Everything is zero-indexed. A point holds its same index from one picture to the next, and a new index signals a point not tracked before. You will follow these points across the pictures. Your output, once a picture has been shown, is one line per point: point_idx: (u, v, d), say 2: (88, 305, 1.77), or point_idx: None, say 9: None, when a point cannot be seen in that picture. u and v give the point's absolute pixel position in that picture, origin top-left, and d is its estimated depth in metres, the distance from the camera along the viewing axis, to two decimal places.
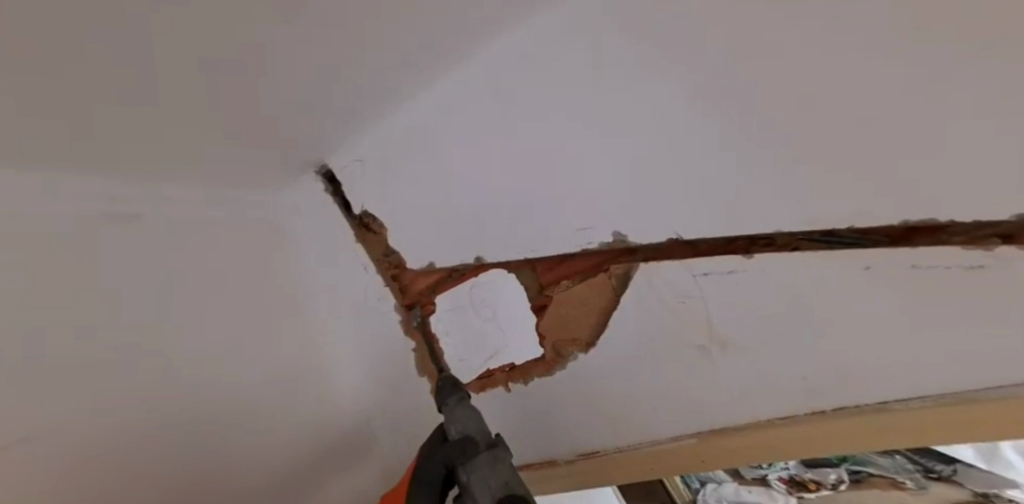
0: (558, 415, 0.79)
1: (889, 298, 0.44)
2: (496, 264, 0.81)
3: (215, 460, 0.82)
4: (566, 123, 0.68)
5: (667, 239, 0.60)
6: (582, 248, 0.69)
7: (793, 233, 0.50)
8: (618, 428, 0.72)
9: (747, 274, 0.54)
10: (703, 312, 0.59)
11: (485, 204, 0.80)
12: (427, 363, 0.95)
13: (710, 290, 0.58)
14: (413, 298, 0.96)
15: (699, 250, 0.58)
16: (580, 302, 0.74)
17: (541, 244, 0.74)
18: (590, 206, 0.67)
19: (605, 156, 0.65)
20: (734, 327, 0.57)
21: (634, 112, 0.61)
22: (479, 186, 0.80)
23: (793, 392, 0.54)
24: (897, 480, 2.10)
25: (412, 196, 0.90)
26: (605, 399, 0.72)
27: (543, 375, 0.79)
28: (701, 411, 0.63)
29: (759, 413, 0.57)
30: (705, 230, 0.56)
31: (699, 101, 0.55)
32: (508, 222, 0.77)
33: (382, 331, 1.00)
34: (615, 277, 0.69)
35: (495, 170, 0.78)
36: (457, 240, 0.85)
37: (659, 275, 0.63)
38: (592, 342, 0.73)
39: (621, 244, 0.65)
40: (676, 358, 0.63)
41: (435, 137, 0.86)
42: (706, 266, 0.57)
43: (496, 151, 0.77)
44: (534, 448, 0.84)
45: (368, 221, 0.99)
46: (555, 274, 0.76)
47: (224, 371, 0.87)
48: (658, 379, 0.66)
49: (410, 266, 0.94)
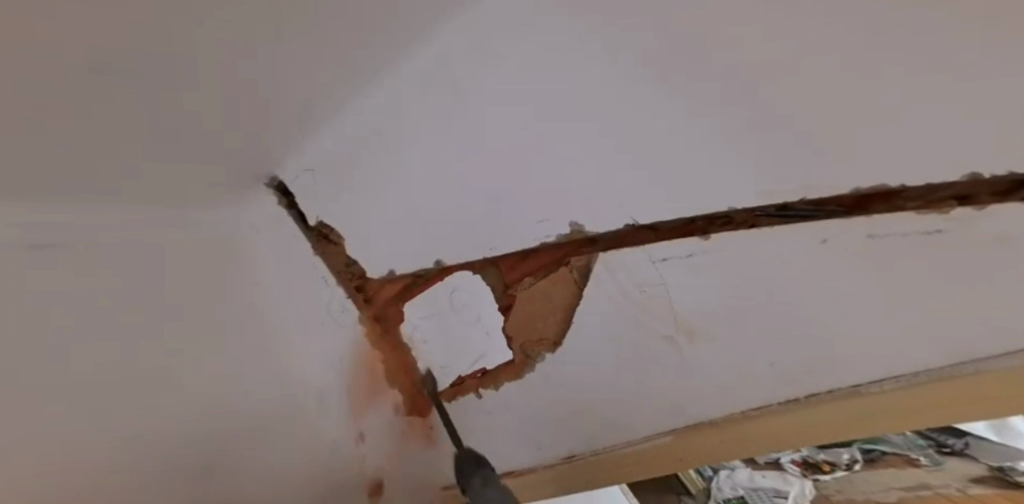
0: (531, 421, 0.76)
1: (849, 272, 0.41)
2: (459, 266, 0.78)
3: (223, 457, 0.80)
4: (523, 109, 0.64)
5: (624, 226, 0.57)
6: (538, 241, 0.66)
7: (751, 210, 0.46)
8: (595, 430, 0.69)
9: (707, 258, 0.51)
10: (667, 302, 0.56)
11: (444, 202, 0.76)
12: (398, 373, 0.94)
13: (670, 277, 0.55)
14: (381, 308, 0.93)
15: (654, 236, 0.55)
16: (546, 298, 0.70)
17: (499, 241, 0.71)
18: (547, 197, 0.64)
19: (565, 138, 0.60)
20: (702, 313, 0.53)
21: (596, 93, 0.56)
22: (438, 184, 0.76)
23: (764, 381, 0.51)
24: (912, 457, 2.07)
25: (373, 200, 0.85)
26: (579, 400, 0.69)
27: (514, 379, 0.76)
28: (675, 407, 0.59)
29: (733, 403, 0.54)
30: (661, 212, 0.53)
31: (655, 74, 0.50)
32: (471, 220, 0.74)
33: (350, 345, 0.95)
34: (576, 271, 0.65)
35: (459, 167, 0.73)
36: (418, 243, 0.81)
37: (618, 265, 0.59)
38: (559, 341, 0.69)
39: (579, 234, 0.62)
40: (650, 352, 0.59)
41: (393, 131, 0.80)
42: (665, 251, 0.54)
43: (456, 147, 0.72)
44: (513, 455, 0.81)
45: (326, 232, 0.93)
46: (518, 272, 0.73)
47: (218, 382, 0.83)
48: (633, 378, 0.62)
49: (371, 275, 0.91)
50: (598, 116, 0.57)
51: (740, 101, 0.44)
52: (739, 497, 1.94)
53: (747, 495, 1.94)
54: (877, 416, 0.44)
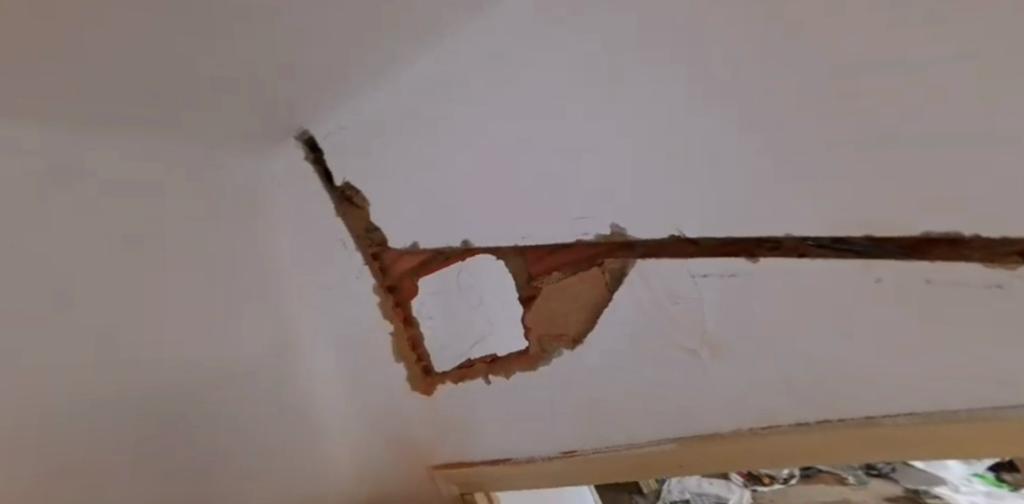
0: (531, 411, 0.77)
1: (899, 313, 0.41)
2: (484, 249, 0.76)
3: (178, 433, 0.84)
4: (572, 102, 0.64)
5: (670, 237, 0.57)
6: (578, 238, 0.65)
7: (801, 238, 0.46)
8: (600, 428, 0.69)
9: (751, 278, 0.51)
10: (700, 316, 0.57)
11: (477, 182, 0.75)
12: (405, 349, 0.91)
13: (707, 291, 0.55)
14: (394, 280, 0.91)
15: (697, 249, 0.55)
16: (571, 295, 0.69)
17: (533, 231, 0.70)
18: (588, 195, 0.63)
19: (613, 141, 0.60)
20: (733, 330, 0.54)
21: (643, 100, 0.57)
22: (472, 163, 0.75)
23: (781, 404, 0.52)
24: (841, 476, 2.18)
25: (402, 173, 0.85)
26: (588, 397, 0.70)
27: (525, 370, 0.76)
28: (687, 416, 0.61)
29: (741, 417, 0.56)
30: (711, 226, 0.52)
31: (713, 86, 0.51)
32: (503, 205, 0.73)
33: (359, 310, 0.97)
34: (609, 273, 0.65)
35: (493, 152, 0.73)
36: (444, 220, 0.81)
37: (653, 272, 0.60)
38: (579, 339, 0.69)
39: (620, 237, 0.61)
40: (670, 361, 0.60)
41: (429, 107, 0.80)
42: (706, 267, 0.54)
43: (491, 133, 0.72)
44: (507, 443, 0.81)
45: (353, 194, 0.94)
46: (546, 264, 0.72)
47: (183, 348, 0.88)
48: (646, 382, 0.63)
49: (393, 245, 0.89)
50: (648, 120, 0.57)
51: (798, 129, 0.44)
52: (687, 500, 2.03)
53: (694, 499, 2.03)
54: (896, 446, 0.44)
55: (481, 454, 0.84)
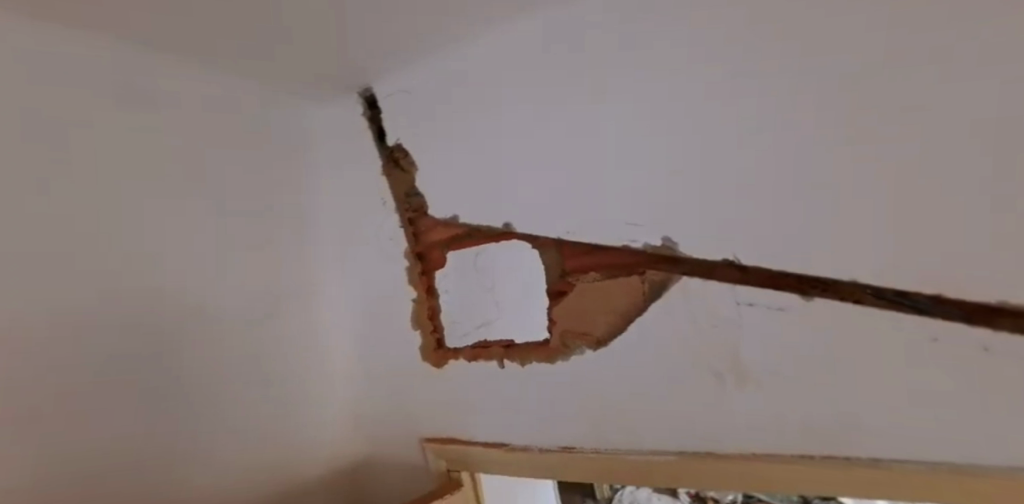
0: (541, 401, 0.76)
1: (946, 374, 0.41)
2: (523, 235, 0.77)
3: (160, 423, 0.74)
4: (649, 109, 0.64)
5: (722, 260, 0.56)
6: (624, 244, 0.65)
7: (861, 285, 0.46)
8: (605, 433, 0.69)
9: (800, 314, 0.50)
10: (734, 341, 0.56)
11: (534, 170, 0.75)
12: (423, 318, 0.91)
13: (748, 319, 0.54)
14: (424, 248, 0.91)
15: (747, 277, 0.54)
16: (603, 297, 0.69)
17: (579, 227, 0.70)
18: (643, 202, 0.64)
19: (676, 155, 0.61)
20: (766, 363, 0.53)
21: (721, 119, 0.57)
22: (532, 150, 0.76)
23: (800, 443, 0.51)
24: None
25: (455, 146, 0.86)
26: (599, 400, 0.69)
27: (542, 361, 0.76)
28: (695, 435, 0.60)
29: (745, 445, 0.55)
30: (766, 257, 0.52)
31: (804, 122, 0.51)
32: (554, 196, 0.73)
33: (386, 272, 0.97)
34: (648, 284, 0.64)
35: (553, 144, 0.74)
36: (490, 199, 0.81)
37: (696, 291, 0.59)
38: (603, 341, 0.69)
39: (668, 250, 0.61)
40: (694, 379, 0.60)
41: (494, 88, 0.81)
42: (754, 296, 0.54)
43: (554, 126, 0.73)
44: (506, 429, 0.81)
45: (399, 156, 0.94)
46: (582, 262, 0.72)
47: (190, 321, 0.81)
48: (664, 397, 0.63)
49: (433, 214, 0.89)
50: (726, 141, 0.57)
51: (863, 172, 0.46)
52: None
53: None
54: (884, 484, 0.44)
55: (476, 436, 0.84)
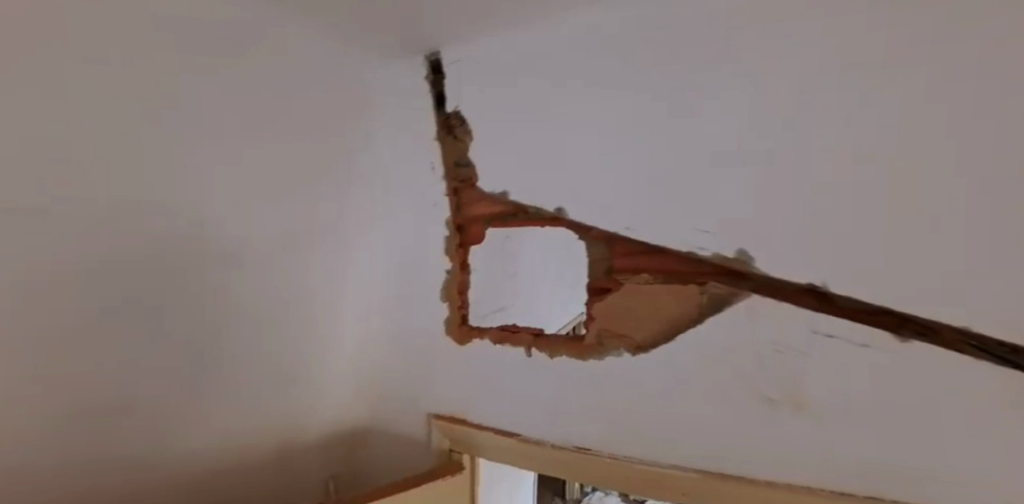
0: (563, 398, 0.74)
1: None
2: (573, 224, 0.73)
3: (167, 419, 0.65)
4: (759, 116, 0.56)
5: (806, 284, 0.52)
6: (689, 251, 0.61)
7: (964, 333, 0.44)
8: (632, 440, 0.67)
9: (890, 355, 0.48)
10: (797, 371, 0.54)
11: (603, 159, 0.69)
12: (453, 292, 0.88)
13: (821, 354, 0.52)
14: (464, 220, 0.87)
15: (828, 307, 0.52)
16: (652, 301, 0.67)
17: (644, 226, 0.65)
18: (729, 210, 0.58)
19: (775, 161, 0.55)
20: (833, 397, 0.52)
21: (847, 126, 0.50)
22: (606, 135, 0.69)
23: (854, 482, 0.51)
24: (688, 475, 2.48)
25: (513, 117, 0.80)
26: (632, 409, 0.67)
27: (572, 356, 0.73)
28: (736, 454, 0.59)
29: (794, 474, 0.55)
30: (865, 290, 0.49)
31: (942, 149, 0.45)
32: (623, 189, 0.67)
33: (420, 241, 0.91)
34: (706, 296, 0.61)
35: (625, 129, 0.67)
36: (546, 182, 0.75)
37: (764, 313, 0.56)
38: (644, 347, 0.66)
39: (741, 264, 0.57)
40: (738, 402, 0.58)
41: (574, 56, 0.73)
42: (835, 328, 0.51)
43: (634, 109, 0.66)
44: (523, 422, 0.78)
45: (455, 124, 0.87)
46: (632, 261, 0.69)
47: (206, 303, 0.69)
48: (708, 416, 0.60)
49: (482, 186, 0.84)
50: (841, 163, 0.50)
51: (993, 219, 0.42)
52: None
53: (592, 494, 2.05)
54: None
55: (487, 420, 0.81)
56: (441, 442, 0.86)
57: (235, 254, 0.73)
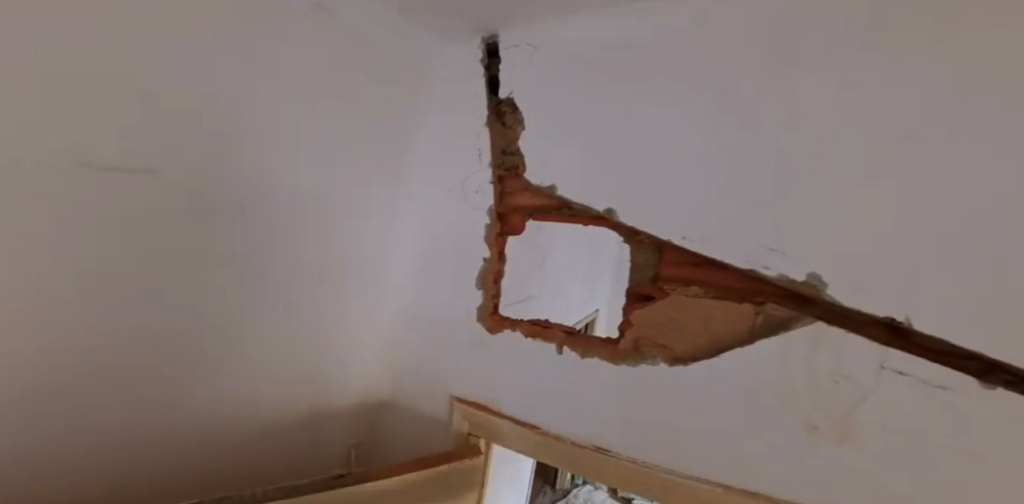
0: (591, 399, 0.76)
1: None
2: (628, 228, 0.73)
3: (157, 422, 0.60)
4: (849, 145, 0.56)
5: (885, 317, 0.55)
6: (752, 268, 0.63)
7: None
8: (661, 444, 0.70)
9: (957, 397, 0.52)
10: (855, 400, 0.57)
11: (672, 167, 0.68)
12: (489, 280, 0.87)
13: (887, 386, 0.55)
14: (507, 209, 0.86)
15: (902, 343, 0.54)
16: (702, 314, 0.69)
17: (712, 240, 0.65)
18: (801, 234, 0.59)
19: (862, 191, 0.55)
20: (878, 427, 0.56)
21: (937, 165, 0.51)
22: (676, 143, 0.68)
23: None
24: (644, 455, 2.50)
25: (570, 109, 0.78)
26: (669, 417, 0.70)
27: (606, 359, 0.75)
28: (769, 467, 0.63)
29: (826, 492, 0.59)
30: (947, 330, 0.51)
31: None
32: (690, 200, 0.67)
33: (457, 224, 0.91)
34: (763, 317, 0.63)
35: (694, 140, 0.66)
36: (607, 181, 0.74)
37: (828, 340, 0.58)
38: (684, 359, 0.69)
39: (812, 289, 0.59)
40: (780, 422, 0.62)
41: (646, 54, 0.71)
42: (903, 364, 0.54)
43: (707, 119, 0.65)
44: (548, 415, 0.80)
45: (505, 110, 0.86)
46: (683, 273, 0.71)
47: (207, 295, 0.64)
48: (749, 429, 0.64)
49: (527, 176, 0.83)
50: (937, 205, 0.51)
51: None
52: None
53: None
54: None
55: (510, 410, 0.83)
56: (459, 426, 0.88)
57: (245, 239, 0.68)
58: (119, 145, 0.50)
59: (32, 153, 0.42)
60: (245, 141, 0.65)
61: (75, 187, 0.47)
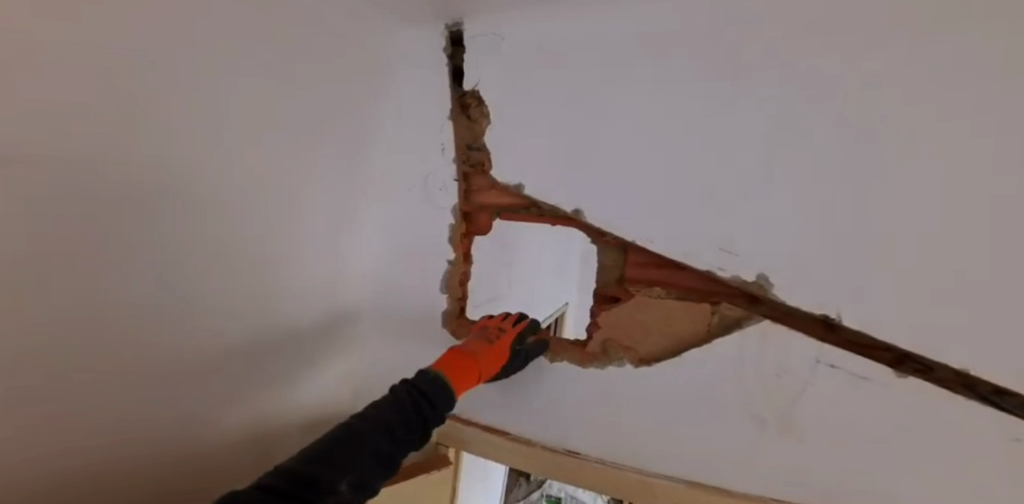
0: (557, 400, 0.76)
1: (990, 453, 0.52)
2: (592, 227, 0.72)
3: (155, 421, 0.55)
4: (803, 154, 0.58)
5: (822, 315, 0.58)
6: (709, 268, 0.64)
7: (961, 373, 0.52)
8: (617, 444, 0.72)
9: (880, 387, 0.56)
10: (796, 396, 0.61)
11: (637, 168, 0.68)
12: (455, 284, 0.84)
13: (821, 381, 0.59)
14: (473, 208, 0.83)
15: (833, 337, 0.59)
16: (665, 315, 0.70)
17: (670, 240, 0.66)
18: (755, 235, 0.61)
19: (812, 198, 0.58)
20: (814, 420, 0.60)
21: (871, 172, 0.54)
22: (642, 144, 0.67)
23: (815, 492, 0.60)
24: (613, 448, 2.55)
25: (535, 103, 0.75)
26: (626, 415, 0.71)
27: (575, 361, 0.75)
28: (714, 462, 0.66)
29: (765, 486, 0.63)
30: (874, 326, 0.55)
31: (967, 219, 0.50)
32: (654, 201, 0.67)
33: (422, 224, 0.86)
34: (719, 317, 0.66)
35: (658, 140, 0.66)
36: (573, 181, 0.72)
37: (774, 337, 0.61)
38: (649, 361, 0.70)
39: (760, 288, 0.61)
40: (732, 419, 0.64)
41: (613, 53, 0.70)
42: (838, 360, 0.58)
43: (678, 116, 0.65)
44: (511, 417, 0.79)
45: (470, 103, 0.82)
46: (648, 275, 0.71)
47: (204, 301, 0.60)
48: (699, 428, 0.66)
49: (493, 174, 0.80)
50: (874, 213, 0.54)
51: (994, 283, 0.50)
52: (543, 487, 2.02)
53: None
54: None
55: (472, 414, 0.82)
56: None
57: (234, 245, 0.63)
58: (120, 145, 0.46)
59: (10, 142, 0.36)
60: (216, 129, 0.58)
61: (75, 189, 0.42)
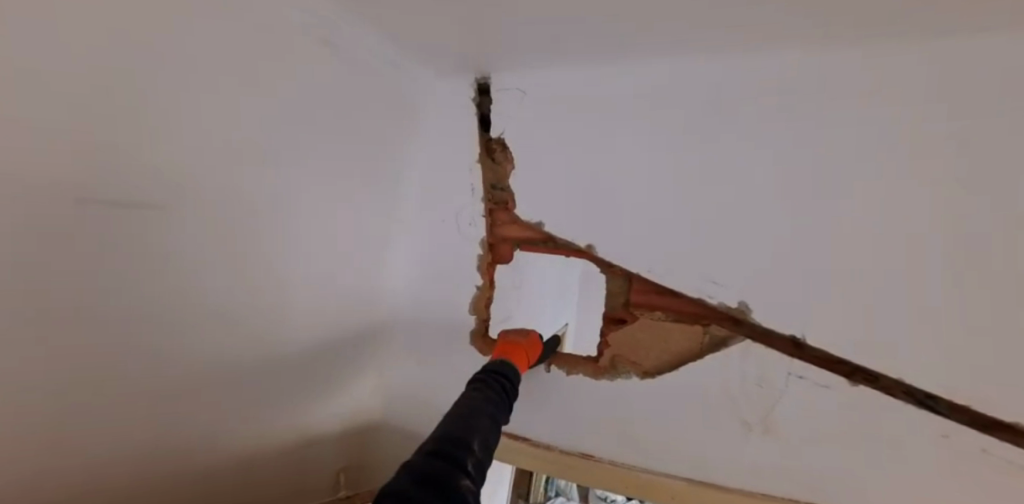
0: (573, 410, 0.88)
1: (927, 445, 0.65)
2: (600, 260, 0.85)
3: (151, 427, 0.60)
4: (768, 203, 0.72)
5: (789, 335, 0.71)
6: (699, 295, 0.77)
7: (900, 382, 0.65)
8: (626, 446, 0.83)
9: (839, 394, 0.69)
10: (772, 402, 0.73)
11: (638, 209, 0.81)
12: (480, 306, 0.96)
13: (792, 391, 0.71)
14: (496, 240, 0.95)
15: (801, 354, 0.71)
16: (662, 334, 0.82)
17: (664, 271, 0.79)
18: (733, 267, 0.74)
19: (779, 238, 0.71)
20: (790, 423, 0.72)
21: (823, 220, 0.68)
22: (642, 189, 0.81)
23: (791, 484, 0.72)
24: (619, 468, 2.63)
25: (553, 150, 0.88)
26: (631, 422, 0.83)
27: (588, 375, 0.86)
28: (707, 461, 0.77)
29: (750, 480, 0.75)
30: (827, 342, 0.69)
31: (894, 257, 0.64)
32: (652, 237, 0.80)
33: (451, 252, 0.98)
34: (709, 335, 0.77)
35: (656, 187, 0.79)
36: (585, 219, 0.85)
37: (754, 354, 0.74)
38: (651, 374, 0.82)
39: (741, 312, 0.74)
40: (722, 423, 0.76)
41: (616, 112, 0.84)
42: (804, 371, 0.71)
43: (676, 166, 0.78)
44: (529, 424, 0.91)
45: (496, 148, 0.95)
46: (648, 300, 0.83)
47: (230, 321, 0.68)
48: (694, 432, 0.78)
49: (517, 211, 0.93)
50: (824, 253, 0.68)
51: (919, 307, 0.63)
52: None
53: None
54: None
55: None
56: None
57: (260, 271, 0.72)
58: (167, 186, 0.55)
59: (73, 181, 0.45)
60: (249, 162, 0.66)
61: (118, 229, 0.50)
